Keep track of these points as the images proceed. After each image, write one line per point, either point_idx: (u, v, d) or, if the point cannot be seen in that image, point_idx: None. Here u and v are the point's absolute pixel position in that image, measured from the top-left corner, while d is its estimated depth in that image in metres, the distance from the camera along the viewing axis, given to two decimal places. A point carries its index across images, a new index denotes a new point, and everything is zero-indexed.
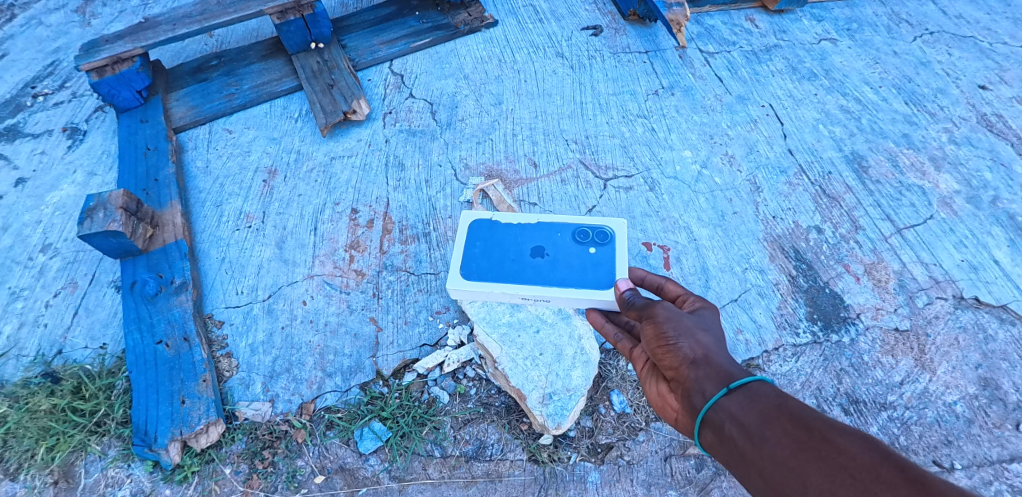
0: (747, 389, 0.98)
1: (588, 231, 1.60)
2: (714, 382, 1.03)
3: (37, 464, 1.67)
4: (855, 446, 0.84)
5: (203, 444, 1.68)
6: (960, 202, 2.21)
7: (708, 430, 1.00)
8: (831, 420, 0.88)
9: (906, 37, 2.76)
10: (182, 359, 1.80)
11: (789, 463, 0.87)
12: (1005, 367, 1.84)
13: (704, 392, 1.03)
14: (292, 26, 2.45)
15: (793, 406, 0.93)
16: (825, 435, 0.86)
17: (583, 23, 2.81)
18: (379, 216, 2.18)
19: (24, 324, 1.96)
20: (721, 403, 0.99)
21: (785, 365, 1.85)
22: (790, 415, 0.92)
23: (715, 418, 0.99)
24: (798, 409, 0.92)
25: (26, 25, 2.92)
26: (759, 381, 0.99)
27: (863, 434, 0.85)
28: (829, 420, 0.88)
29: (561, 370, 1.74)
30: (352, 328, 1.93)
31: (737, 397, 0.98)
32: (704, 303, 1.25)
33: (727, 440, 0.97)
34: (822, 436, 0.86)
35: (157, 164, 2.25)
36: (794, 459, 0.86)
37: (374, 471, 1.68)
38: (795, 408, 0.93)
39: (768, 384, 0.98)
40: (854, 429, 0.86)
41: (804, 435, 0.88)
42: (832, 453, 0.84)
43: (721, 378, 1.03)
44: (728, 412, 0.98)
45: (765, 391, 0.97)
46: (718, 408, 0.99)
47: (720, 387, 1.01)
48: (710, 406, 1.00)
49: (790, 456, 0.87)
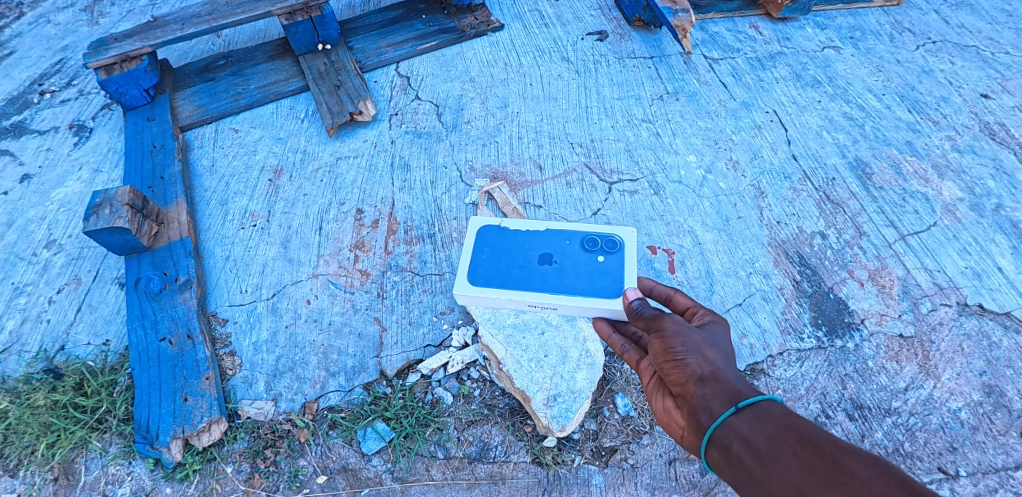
0: (756, 408, 0.97)
1: (597, 239, 1.60)
2: (722, 400, 1.02)
3: (37, 460, 1.65)
4: (868, 471, 0.83)
5: (205, 442, 1.67)
6: (963, 209, 2.21)
7: (715, 449, 0.99)
8: (843, 443, 0.87)
9: (909, 46, 2.79)
10: (185, 357, 1.79)
11: (800, 487, 0.86)
12: (1010, 375, 1.84)
13: (710, 410, 1.02)
14: (300, 27, 2.47)
15: (802, 427, 0.92)
16: (836, 459, 0.85)
17: (589, 28, 2.82)
18: (384, 217, 2.18)
19: (27, 320, 1.95)
20: (728, 422, 0.98)
21: (790, 370, 1.84)
22: (800, 437, 0.91)
23: (723, 437, 0.98)
24: (808, 431, 0.91)
25: (35, 23, 2.93)
26: (768, 400, 0.98)
27: (876, 458, 0.84)
28: (841, 443, 0.87)
29: (566, 372, 1.74)
30: (356, 328, 1.92)
31: (746, 416, 0.97)
32: (714, 317, 1.24)
33: (735, 460, 0.96)
34: (833, 459, 0.85)
35: (163, 162, 2.25)
36: (806, 482, 0.86)
37: (376, 472, 1.67)
38: (805, 429, 0.92)
39: (777, 403, 0.97)
40: (866, 452, 0.85)
41: (816, 458, 0.87)
42: (844, 477, 0.83)
43: (729, 397, 1.02)
44: (736, 431, 0.97)
45: (774, 410, 0.96)
46: (726, 427, 0.98)
47: (727, 406, 1.00)
48: (717, 424, 0.99)
49: (802, 480, 0.86)
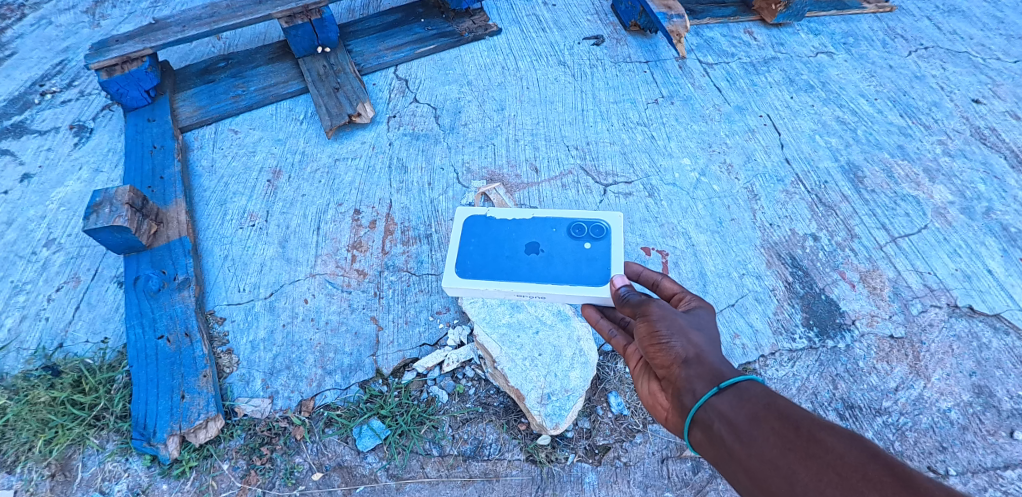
0: (737, 389, 1.00)
1: (583, 226, 1.63)
2: (705, 382, 1.04)
3: (34, 456, 1.67)
4: (843, 445, 0.86)
5: (201, 439, 1.68)
6: (954, 212, 2.24)
7: (698, 429, 1.02)
8: (821, 419, 0.90)
9: (901, 52, 2.83)
10: (183, 354, 1.81)
11: (777, 462, 0.88)
12: (999, 375, 1.86)
13: (694, 391, 1.04)
14: (300, 30, 2.50)
15: (781, 405, 0.95)
16: (813, 434, 0.88)
17: (585, 33, 2.86)
18: (381, 217, 2.20)
19: (25, 318, 1.97)
20: (710, 402, 1.00)
21: (781, 370, 1.86)
22: (779, 414, 0.93)
23: (705, 417, 1.00)
24: (787, 408, 0.94)
25: (36, 25, 2.96)
26: (749, 381, 1.00)
27: (850, 433, 0.87)
28: (818, 419, 0.90)
29: (560, 371, 1.76)
30: (352, 326, 1.94)
31: (727, 396, 1.00)
32: (700, 303, 1.26)
33: (716, 439, 0.98)
34: (810, 435, 0.88)
35: (163, 162, 2.28)
36: (782, 457, 0.88)
37: (371, 469, 1.69)
38: (784, 407, 0.94)
39: (758, 383, 1.00)
40: (841, 428, 0.88)
41: (792, 433, 0.90)
42: (819, 451, 0.86)
43: (711, 378, 1.04)
44: (718, 411, 0.99)
45: (755, 390, 0.99)
46: (708, 407, 1.01)
47: (710, 387, 1.03)
48: (700, 405, 1.02)
49: (779, 455, 0.89)
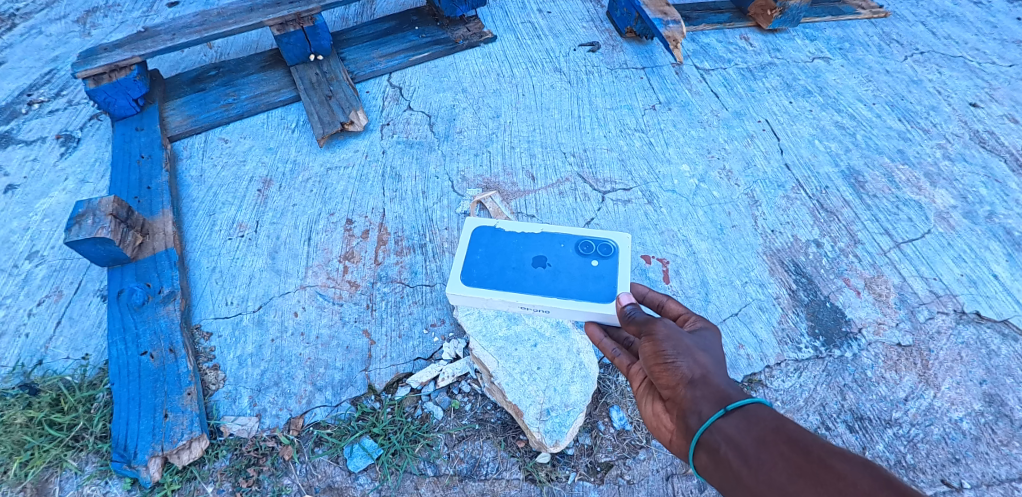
0: (745, 411, 0.94)
1: (592, 244, 1.58)
2: (711, 403, 0.99)
3: (9, 480, 1.59)
4: (855, 471, 0.80)
5: (185, 460, 1.60)
6: (956, 217, 2.21)
7: (703, 452, 0.96)
8: (831, 444, 0.84)
9: (897, 56, 2.82)
10: (167, 371, 1.73)
11: (786, 488, 0.83)
12: (1010, 383, 1.81)
13: (700, 413, 0.99)
14: (292, 38, 2.45)
15: (791, 429, 0.89)
16: (823, 460, 0.83)
17: (581, 40, 2.84)
18: (375, 227, 2.15)
19: (5, 334, 1.90)
20: (717, 425, 0.95)
21: (787, 381, 1.80)
22: (788, 439, 0.88)
23: (711, 440, 0.95)
24: (796, 433, 0.88)
25: (26, 34, 2.92)
26: (756, 403, 0.95)
27: (861, 458, 0.81)
28: (829, 445, 0.84)
29: (559, 385, 1.69)
30: (344, 341, 1.87)
31: (734, 419, 0.94)
32: (705, 323, 1.21)
33: (723, 464, 0.93)
34: (821, 460, 0.83)
35: (150, 172, 2.22)
36: (790, 483, 0.83)
37: (363, 490, 1.61)
38: (793, 431, 0.89)
39: (766, 406, 0.94)
40: (855, 454, 0.82)
41: (803, 459, 0.84)
42: (830, 477, 0.80)
43: (718, 400, 0.99)
44: (725, 434, 0.94)
45: (764, 413, 0.93)
46: (714, 429, 0.95)
47: (717, 409, 0.97)
48: (706, 427, 0.96)
49: (787, 481, 0.83)
